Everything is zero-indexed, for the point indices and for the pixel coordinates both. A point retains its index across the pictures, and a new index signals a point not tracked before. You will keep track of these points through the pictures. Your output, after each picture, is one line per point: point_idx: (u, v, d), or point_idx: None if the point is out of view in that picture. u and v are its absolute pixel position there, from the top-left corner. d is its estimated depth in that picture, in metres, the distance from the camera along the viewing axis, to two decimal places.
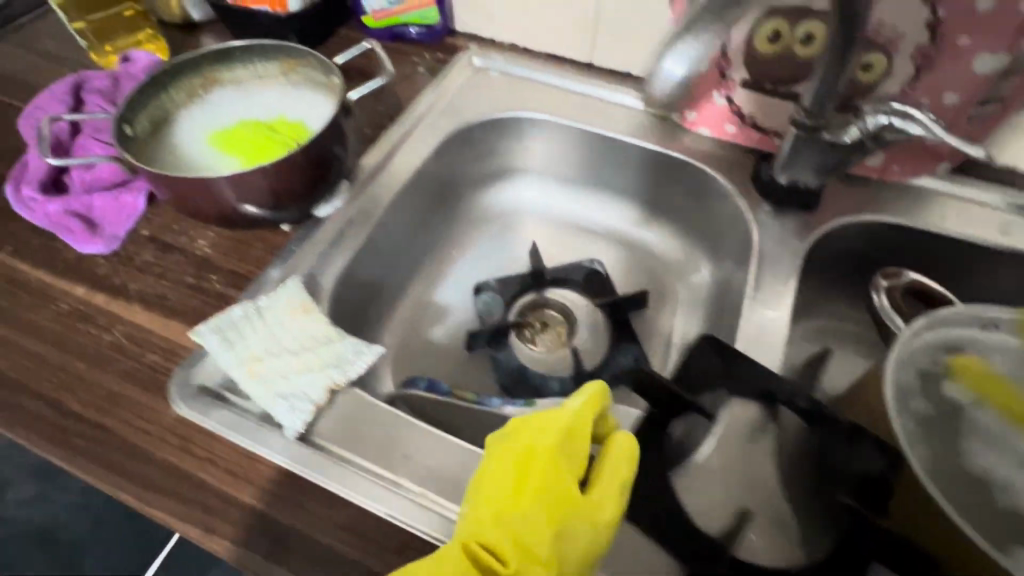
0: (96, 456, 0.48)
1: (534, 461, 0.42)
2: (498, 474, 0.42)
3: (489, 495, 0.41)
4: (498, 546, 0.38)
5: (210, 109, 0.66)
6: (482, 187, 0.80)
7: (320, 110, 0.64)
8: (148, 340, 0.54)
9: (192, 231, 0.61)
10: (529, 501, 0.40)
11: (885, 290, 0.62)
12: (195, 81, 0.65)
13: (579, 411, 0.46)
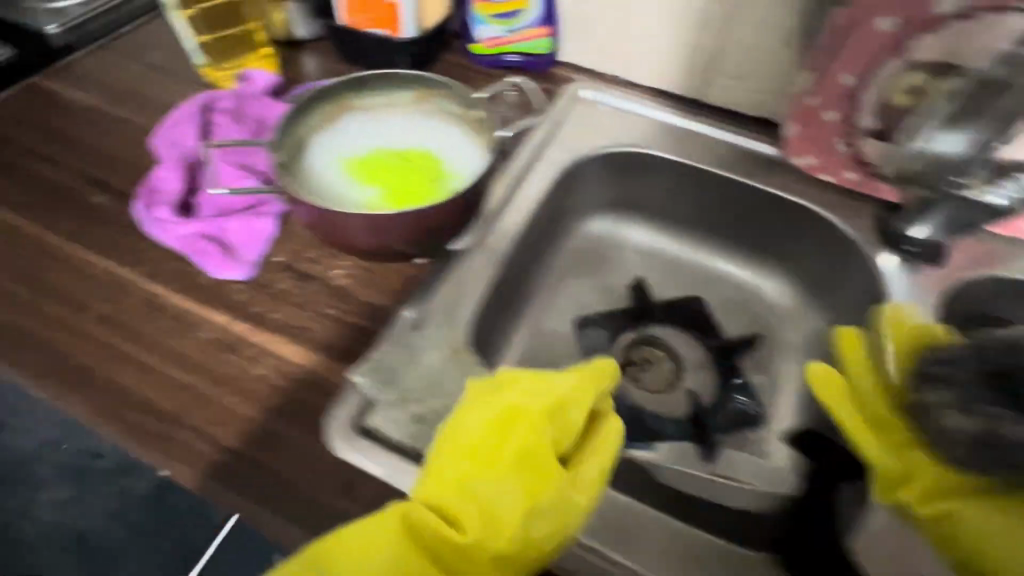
0: (255, 497, 0.45)
1: (509, 422, 0.41)
2: (474, 430, 0.41)
3: (452, 462, 0.40)
4: (469, 511, 0.38)
5: (341, 134, 0.64)
6: (585, 220, 0.80)
7: (456, 141, 0.63)
8: (295, 375, 0.51)
9: (327, 259, 0.59)
10: (507, 466, 0.39)
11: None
12: (329, 106, 0.63)
13: (567, 387, 0.44)
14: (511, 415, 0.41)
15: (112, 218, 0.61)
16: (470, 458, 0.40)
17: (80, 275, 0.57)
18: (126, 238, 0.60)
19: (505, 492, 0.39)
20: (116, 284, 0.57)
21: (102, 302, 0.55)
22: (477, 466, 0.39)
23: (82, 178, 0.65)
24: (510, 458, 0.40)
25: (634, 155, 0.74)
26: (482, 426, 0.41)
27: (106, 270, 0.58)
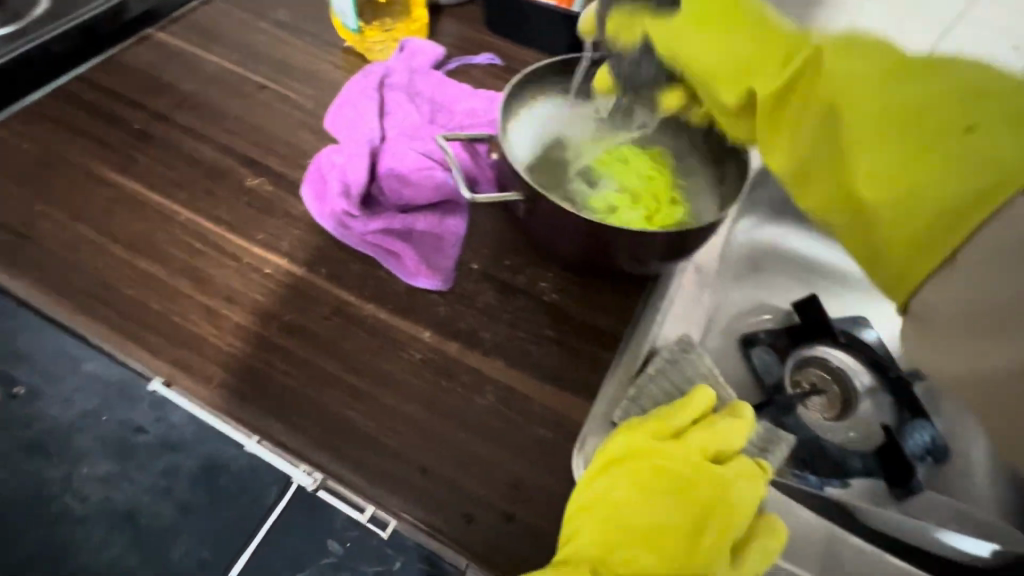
0: (509, 552, 0.40)
1: (632, 518, 0.37)
2: (629, 545, 0.36)
3: (607, 530, 0.37)
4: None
5: (538, 126, 0.57)
6: (750, 223, 0.72)
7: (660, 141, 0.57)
8: (525, 409, 0.45)
9: (531, 270, 0.53)
10: (661, 536, 0.37)
11: None
12: (528, 95, 0.56)
13: (710, 438, 0.40)
14: (641, 515, 0.37)
15: (282, 209, 0.54)
16: (621, 548, 0.36)
17: (257, 277, 0.50)
18: (301, 234, 0.53)
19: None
20: (301, 289, 0.50)
21: (290, 310, 0.48)
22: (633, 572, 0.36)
23: (233, 157, 0.57)
24: (666, 553, 0.36)
25: None
26: (628, 527, 0.37)
27: (287, 273, 0.50)
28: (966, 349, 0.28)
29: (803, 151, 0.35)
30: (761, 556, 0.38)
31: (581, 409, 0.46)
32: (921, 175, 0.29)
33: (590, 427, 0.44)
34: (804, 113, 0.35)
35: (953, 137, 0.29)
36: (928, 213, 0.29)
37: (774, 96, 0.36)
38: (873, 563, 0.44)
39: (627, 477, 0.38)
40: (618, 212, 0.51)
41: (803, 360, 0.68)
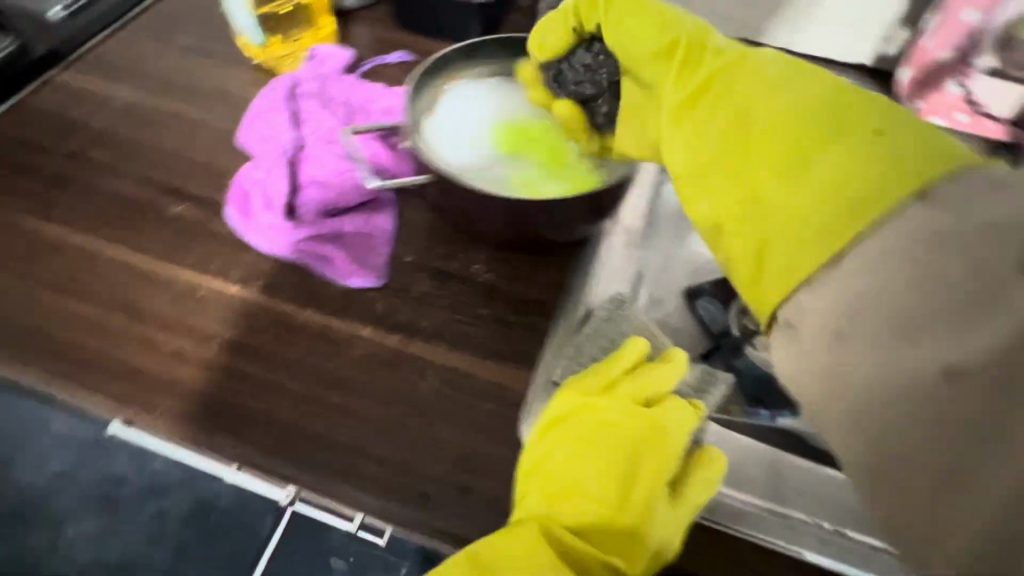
0: (471, 523, 0.41)
1: (575, 472, 0.39)
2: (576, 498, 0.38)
3: (550, 488, 0.39)
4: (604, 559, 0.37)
5: (452, 110, 0.57)
6: None
7: None
8: (471, 386, 0.47)
9: (464, 254, 0.54)
10: (602, 484, 0.38)
11: None
12: (436, 86, 0.57)
13: (639, 384, 0.43)
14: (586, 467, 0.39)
15: (210, 231, 0.54)
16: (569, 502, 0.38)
17: (193, 300, 0.50)
18: (231, 252, 0.53)
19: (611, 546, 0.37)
20: (238, 306, 0.50)
21: (230, 328, 0.49)
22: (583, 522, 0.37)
23: (153, 187, 0.57)
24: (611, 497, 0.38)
25: None
26: (574, 480, 0.39)
27: (222, 292, 0.51)
28: (851, 346, 0.27)
29: (701, 150, 0.36)
30: (705, 485, 0.40)
31: (525, 378, 0.47)
32: (825, 193, 0.30)
33: (534, 392, 0.46)
34: (706, 117, 0.37)
35: (823, 158, 0.31)
36: (811, 229, 0.30)
37: (698, 108, 0.37)
38: (813, 478, 0.47)
39: (568, 434, 0.40)
40: (536, 186, 0.53)
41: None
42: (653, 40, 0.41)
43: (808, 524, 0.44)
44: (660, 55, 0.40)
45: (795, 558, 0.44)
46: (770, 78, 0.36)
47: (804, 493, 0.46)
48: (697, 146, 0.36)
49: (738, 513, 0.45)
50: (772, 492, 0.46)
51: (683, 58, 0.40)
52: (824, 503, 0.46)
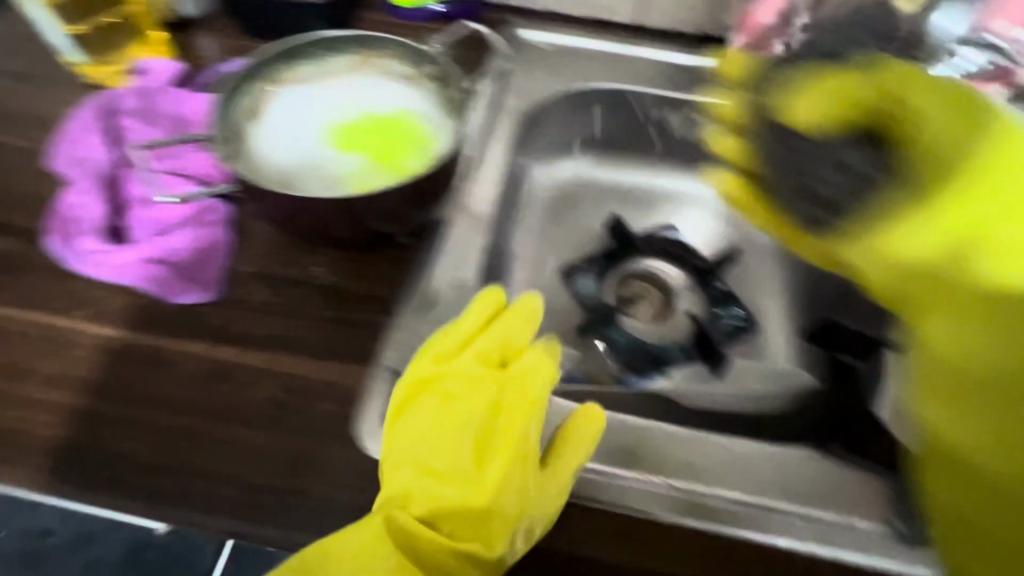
0: (308, 522, 0.42)
1: (439, 438, 0.41)
2: (445, 459, 0.40)
3: (402, 477, 0.40)
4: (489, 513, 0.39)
5: (282, 113, 0.57)
6: (546, 165, 0.78)
7: (405, 98, 0.58)
8: (306, 389, 0.46)
9: (306, 259, 0.53)
10: (461, 466, 0.40)
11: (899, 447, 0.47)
12: (261, 88, 0.56)
13: (483, 352, 0.45)
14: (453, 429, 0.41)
15: (29, 263, 0.52)
16: (439, 470, 0.40)
17: (12, 338, 0.48)
18: (54, 282, 0.51)
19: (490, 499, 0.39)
20: (62, 338, 0.48)
21: (51, 362, 0.47)
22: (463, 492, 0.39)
23: None
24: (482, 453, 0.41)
25: (583, 95, 0.72)
26: (443, 446, 0.41)
27: (45, 325, 0.49)
28: None
29: (939, 332, 0.36)
30: (577, 451, 0.42)
31: (364, 373, 0.47)
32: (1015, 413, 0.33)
33: (371, 382, 0.46)
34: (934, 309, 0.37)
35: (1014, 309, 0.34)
36: (1010, 356, 0.33)
37: (949, 181, 0.38)
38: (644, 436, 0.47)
39: (428, 400, 0.43)
40: (365, 183, 0.53)
41: (621, 278, 0.75)
42: (949, 114, 0.39)
43: (656, 486, 0.45)
44: (951, 124, 0.38)
45: (628, 517, 0.44)
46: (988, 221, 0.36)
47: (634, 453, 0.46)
48: (950, 227, 0.37)
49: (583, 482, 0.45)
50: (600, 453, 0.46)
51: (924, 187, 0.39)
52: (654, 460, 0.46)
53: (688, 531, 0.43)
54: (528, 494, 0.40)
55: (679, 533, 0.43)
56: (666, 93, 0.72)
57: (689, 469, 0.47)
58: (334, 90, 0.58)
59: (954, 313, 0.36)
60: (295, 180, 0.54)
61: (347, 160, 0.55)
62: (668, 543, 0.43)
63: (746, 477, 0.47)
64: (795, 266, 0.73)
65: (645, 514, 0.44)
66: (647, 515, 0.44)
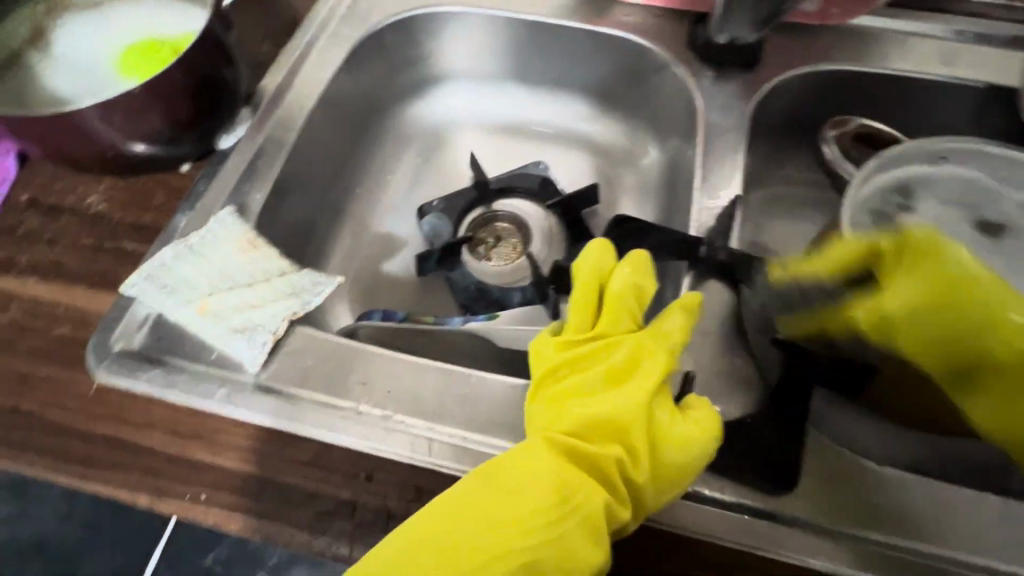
0: (16, 443, 0.41)
1: (476, 502, 0.35)
2: (543, 475, 0.37)
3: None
4: (596, 508, 0.36)
5: (57, 35, 0.55)
6: (406, 100, 0.74)
7: (183, 15, 0.55)
8: (53, 312, 0.46)
9: (81, 187, 0.52)
10: (498, 525, 0.35)
11: (831, 466, 0.41)
12: (39, 10, 0.55)
13: (603, 347, 0.43)
14: (600, 406, 0.40)
15: None
16: (460, 500, 0.36)
17: None
18: None
19: (595, 494, 0.36)
20: None
21: None
22: (568, 481, 0.37)
23: None
24: (635, 432, 0.39)
25: (434, 16, 0.68)
26: (545, 444, 0.38)
27: None
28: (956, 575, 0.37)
29: (606, 363, 0.42)
30: (676, 443, 0.38)
31: (111, 300, 0.47)
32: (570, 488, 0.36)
33: (115, 309, 0.46)
34: (594, 355, 0.42)
35: (638, 341, 0.42)
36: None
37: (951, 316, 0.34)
38: (387, 366, 0.44)
39: (554, 394, 0.41)
40: None
41: (484, 219, 0.70)
42: (918, 287, 0.35)
43: (385, 423, 0.42)
44: (931, 300, 0.35)
45: (349, 448, 0.41)
46: (626, 303, 0.44)
47: (372, 385, 0.44)
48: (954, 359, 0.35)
49: (306, 410, 0.42)
50: (336, 384, 0.44)
51: (583, 332, 0.44)
52: (393, 394, 0.43)
53: (409, 463, 0.41)
54: (684, 462, 0.38)
55: (398, 467, 0.40)
56: (519, 12, 0.67)
57: (434, 408, 0.43)
58: (114, 12, 0.56)
59: (1012, 427, 0.35)
60: (61, 101, 0.52)
61: (118, 79, 0.53)
62: (382, 478, 0.40)
63: (485, 418, 0.43)
64: (659, 202, 0.68)
65: (353, 446, 0.41)
66: (353, 448, 0.41)
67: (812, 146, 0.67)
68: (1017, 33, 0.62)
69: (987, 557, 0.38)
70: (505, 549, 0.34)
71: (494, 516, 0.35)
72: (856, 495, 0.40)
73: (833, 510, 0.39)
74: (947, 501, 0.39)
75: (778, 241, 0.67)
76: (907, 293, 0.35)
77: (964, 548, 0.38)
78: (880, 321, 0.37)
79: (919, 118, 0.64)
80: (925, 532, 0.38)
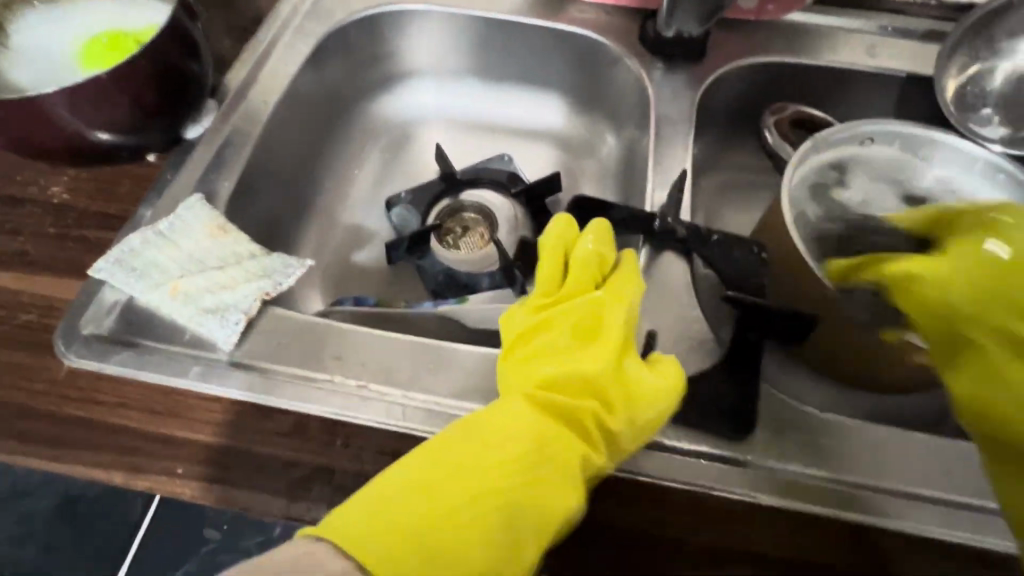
0: None
1: (458, 460, 0.37)
2: (519, 429, 0.39)
3: (372, 530, 0.33)
4: (573, 460, 0.39)
5: (17, 27, 0.55)
6: (372, 95, 0.76)
7: (148, 10, 0.56)
8: (17, 301, 0.46)
9: (43, 178, 0.52)
10: (480, 481, 0.37)
11: (781, 412, 0.44)
12: None
13: (568, 312, 0.45)
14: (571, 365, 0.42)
15: None
16: (443, 456, 0.37)
17: None
18: None
19: (571, 447, 0.40)
20: None
21: None
22: (545, 436, 0.40)
23: None
24: (608, 390, 0.41)
25: (397, 14, 0.70)
26: (523, 403, 0.40)
27: None
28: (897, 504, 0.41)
29: (572, 325, 0.44)
30: (643, 398, 0.41)
31: (78, 287, 0.46)
32: (547, 442, 0.39)
33: (82, 294, 0.46)
34: (560, 319, 0.45)
35: (600, 303, 0.45)
36: None
37: (976, 332, 0.41)
38: (359, 341, 0.46)
39: (526, 356, 0.43)
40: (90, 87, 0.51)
41: (451, 209, 0.73)
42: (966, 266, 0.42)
43: (358, 393, 0.43)
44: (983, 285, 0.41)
45: (324, 419, 0.42)
46: (588, 269, 0.47)
47: (346, 359, 0.45)
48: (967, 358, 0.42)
49: (282, 383, 0.43)
50: (309, 360, 0.45)
51: (549, 299, 0.47)
52: (366, 366, 0.45)
53: (383, 431, 0.42)
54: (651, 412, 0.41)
55: (373, 435, 0.42)
56: (479, 10, 0.70)
57: (406, 377, 0.44)
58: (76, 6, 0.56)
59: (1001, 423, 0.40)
60: (22, 91, 0.52)
61: (82, 70, 0.53)
62: (358, 446, 0.41)
63: (454, 387, 0.44)
64: (618, 187, 0.72)
65: (328, 417, 0.42)
66: (329, 418, 0.42)
67: (755, 133, 0.72)
68: (930, 29, 0.69)
69: (923, 485, 0.42)
70: (490, 500, 0.36)
71: (480, 469, 0.37)
72: (804, 439, 0.43)
73: (783, 452, 0.43)
74: (886, 439, 0.43)
75: (730, 221, 0.71)
76: (957, 270, 0.42)
77: (901, 480, 0.42)
78: (909, 276, 0.43)
79: (851, 105, 0.70)
80: (867, 468, 0.42)
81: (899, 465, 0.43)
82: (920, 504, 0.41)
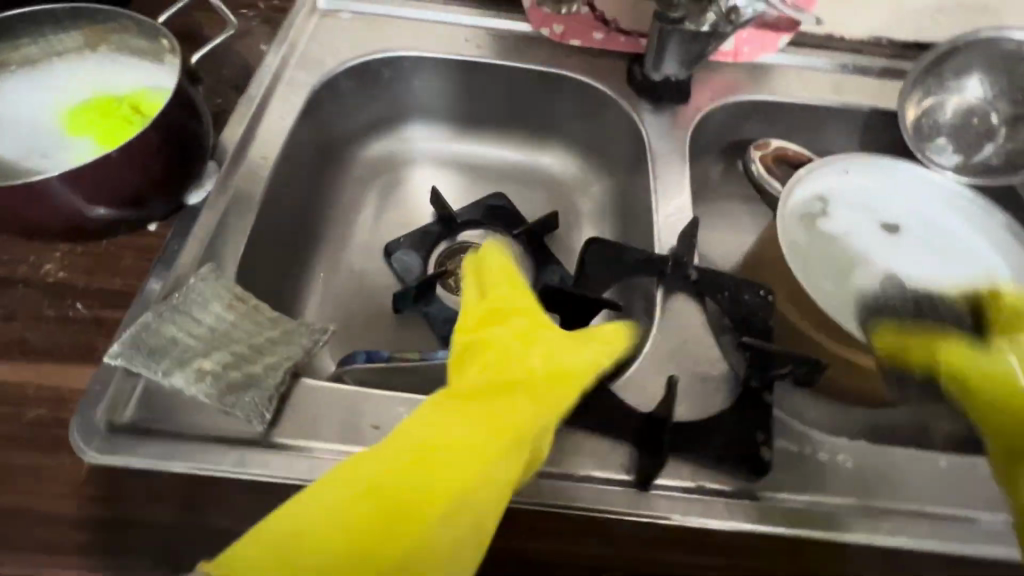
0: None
1: (377, 482, 0.38)
2: (453, 438, 0.41)
3: (301, 530, 0.35)
4: (505, 464, 0.41)
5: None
6: (362, 141, 0.75)
7: (139, 73, 0.53)
8: (21, 395, 0.43)
9: (34, 255, 0.49)
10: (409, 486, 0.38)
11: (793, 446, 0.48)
12: None
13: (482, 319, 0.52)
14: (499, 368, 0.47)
15: None
16: (361, 479, 0.38)
17: None
18: None
19: (504, 457, 0.41)
20: None
21: None
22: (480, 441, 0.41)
23: None
24: (522, 407, 0.44)
25: (388, 61, 0.70)
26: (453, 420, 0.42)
27: None
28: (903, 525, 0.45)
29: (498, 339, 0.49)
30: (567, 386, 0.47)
31: (89, 374, 0.44)
32: (477, 454, 0.41)
33: (95, 383, 0.43)
34: (484, 336, 0.49)
35: (519, 315, 0.51)
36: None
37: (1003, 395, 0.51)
38: (396, 408, 0.45)
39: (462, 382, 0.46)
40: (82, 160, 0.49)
41: (451, 251, 0.73)
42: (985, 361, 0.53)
43: None
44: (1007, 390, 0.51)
45: None
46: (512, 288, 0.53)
47: (385, 428, 0.44)
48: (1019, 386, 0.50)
49: (323, 461, 0.42)
50: (348, 432, 0.44)
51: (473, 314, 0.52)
52: None
53: None
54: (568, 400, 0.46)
55: None
56: (470, 57, 0.71)
57: None
58: (61, 70, 0.54)
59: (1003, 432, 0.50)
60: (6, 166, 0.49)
61: (71, 140, 0.50)
62: None
63: None
64: (613, 222, 0.74)
65: None
66: None
67: (737, 165, 0.77)
68: (887, 66, 0.75)
69: (920, 504, 0.47)
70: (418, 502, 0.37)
71: (408, 480, 0.38)
72: (815, 469, 0.47)
73: (799, 485, 0.46)
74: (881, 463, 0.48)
75: (720, 249, 0.75)
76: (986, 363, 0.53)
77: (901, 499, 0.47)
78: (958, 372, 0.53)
79: (822, 136, 0.75)
80: (871, 492, 0.47)
81: (899, 486, 0.47)
82: (923, 522, 0.45)
